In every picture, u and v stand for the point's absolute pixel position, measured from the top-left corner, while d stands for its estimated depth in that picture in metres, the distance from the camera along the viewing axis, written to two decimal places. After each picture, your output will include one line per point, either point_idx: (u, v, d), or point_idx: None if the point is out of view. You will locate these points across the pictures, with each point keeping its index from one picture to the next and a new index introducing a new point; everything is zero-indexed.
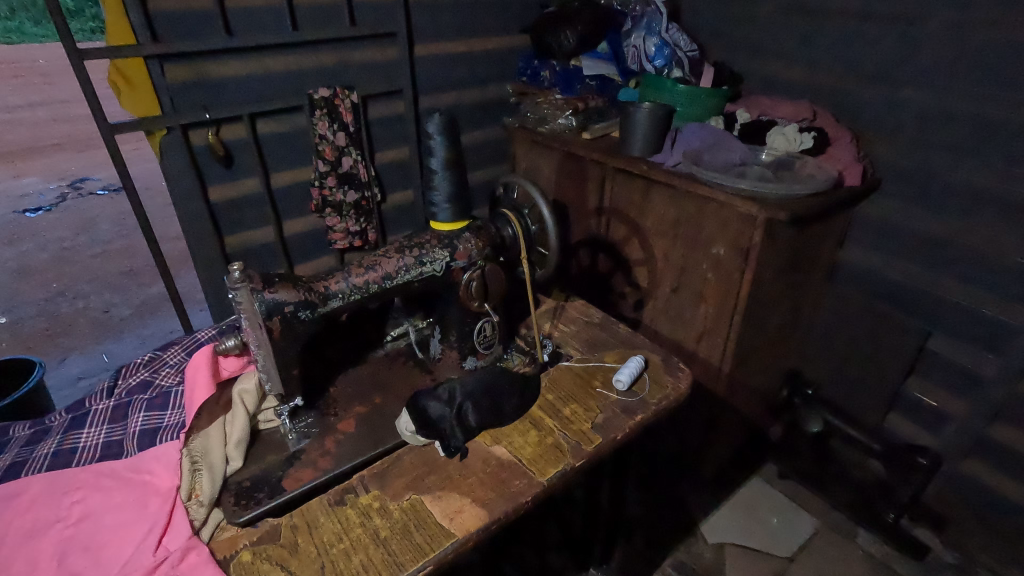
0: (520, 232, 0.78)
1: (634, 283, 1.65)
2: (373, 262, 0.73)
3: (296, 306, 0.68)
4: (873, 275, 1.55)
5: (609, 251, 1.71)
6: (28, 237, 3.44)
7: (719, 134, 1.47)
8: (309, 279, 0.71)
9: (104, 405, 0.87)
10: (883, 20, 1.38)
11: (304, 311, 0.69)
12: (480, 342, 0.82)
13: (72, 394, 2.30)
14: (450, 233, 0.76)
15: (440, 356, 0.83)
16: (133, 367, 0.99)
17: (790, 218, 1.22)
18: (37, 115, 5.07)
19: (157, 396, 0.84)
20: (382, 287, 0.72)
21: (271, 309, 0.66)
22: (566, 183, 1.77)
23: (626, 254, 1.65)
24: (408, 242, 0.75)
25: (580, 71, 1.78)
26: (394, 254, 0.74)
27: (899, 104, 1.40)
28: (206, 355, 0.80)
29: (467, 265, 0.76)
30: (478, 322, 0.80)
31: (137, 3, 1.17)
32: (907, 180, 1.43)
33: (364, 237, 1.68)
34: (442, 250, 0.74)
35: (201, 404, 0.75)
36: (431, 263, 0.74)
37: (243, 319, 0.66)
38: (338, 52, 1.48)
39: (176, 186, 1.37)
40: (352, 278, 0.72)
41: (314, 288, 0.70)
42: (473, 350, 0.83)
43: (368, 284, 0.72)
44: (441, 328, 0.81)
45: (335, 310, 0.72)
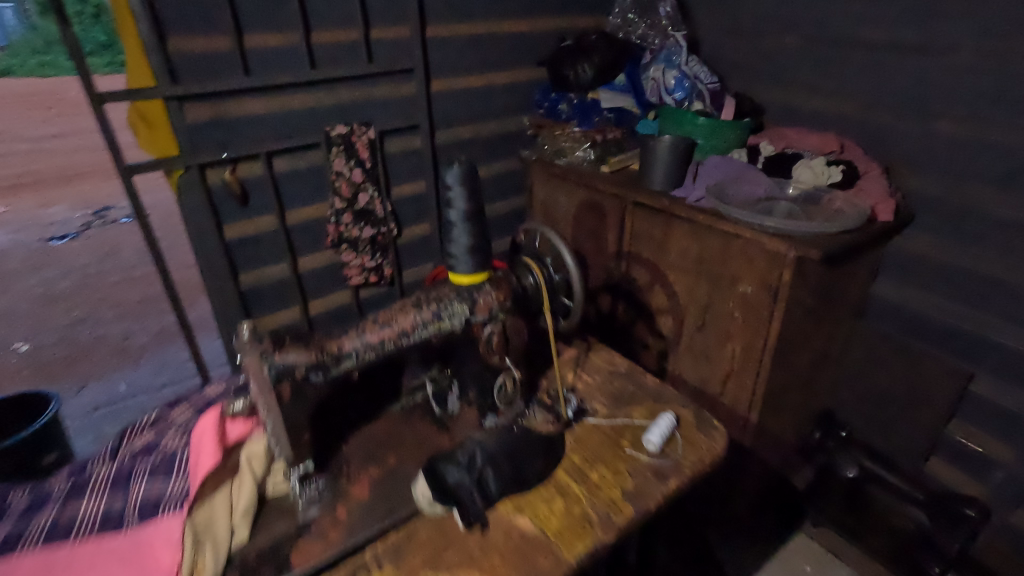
0: (542, 281, 0.74)
1: (658, 332, 1.60)
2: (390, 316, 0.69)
3: (307, 368, 0.64)
4: (908, 312, 1.48)
5: (628, 298, 1.67)
6: (52, 265, 3.49)
7: (742, 168, 1.44)
8: (321, 339, 0.67)
9: (103, 471, 0.82)
10: (912, 51, 1.34)
11: (315, 373, 0.64)
12: (501, 399, 0.76)
13: (88, 423, 2.29)
14: (472, 287, 0.71)
15: (458, 413, 0.79)
16: (138, 426, 0.96)
17: (824, 256, 1.17)
18: (64, 145, 5.22)
19: (161, 460, 0.80)
20: (399, 345, 0.68)
21: (281, 372, 0.62)
22: (589, 225, 1.70)
23: (648, 303, 1.60)
24: (426, 295, 0.71)
25: (597, 103, 1.72)
26: (410, 309, 0.69)
27: (931, 136, 1.35)
28: (211, 419, 0.78)
29: (486, 319, 0.71)
30: (498, 378, 0.75)
31: (157, 46, 1.17)
32: (943, 213, 1.37)
33: (380, 273, 1.67)
34: (462, 303, 0.70)
35: (205, 471, 0.71)
36: (451, 318, 0.69)
37: (250, 383, 0.63)
38: (356, 89, 1.47)
39: (192, 224, 1.36)
40: (367, 336, 0.68)
41: (326, 347, 0.66)
42: (493, 406, 0.77)
43: (382, 343, 0.67)
44: (459, 385, 0.77)
45: (348, 370, 0.67)
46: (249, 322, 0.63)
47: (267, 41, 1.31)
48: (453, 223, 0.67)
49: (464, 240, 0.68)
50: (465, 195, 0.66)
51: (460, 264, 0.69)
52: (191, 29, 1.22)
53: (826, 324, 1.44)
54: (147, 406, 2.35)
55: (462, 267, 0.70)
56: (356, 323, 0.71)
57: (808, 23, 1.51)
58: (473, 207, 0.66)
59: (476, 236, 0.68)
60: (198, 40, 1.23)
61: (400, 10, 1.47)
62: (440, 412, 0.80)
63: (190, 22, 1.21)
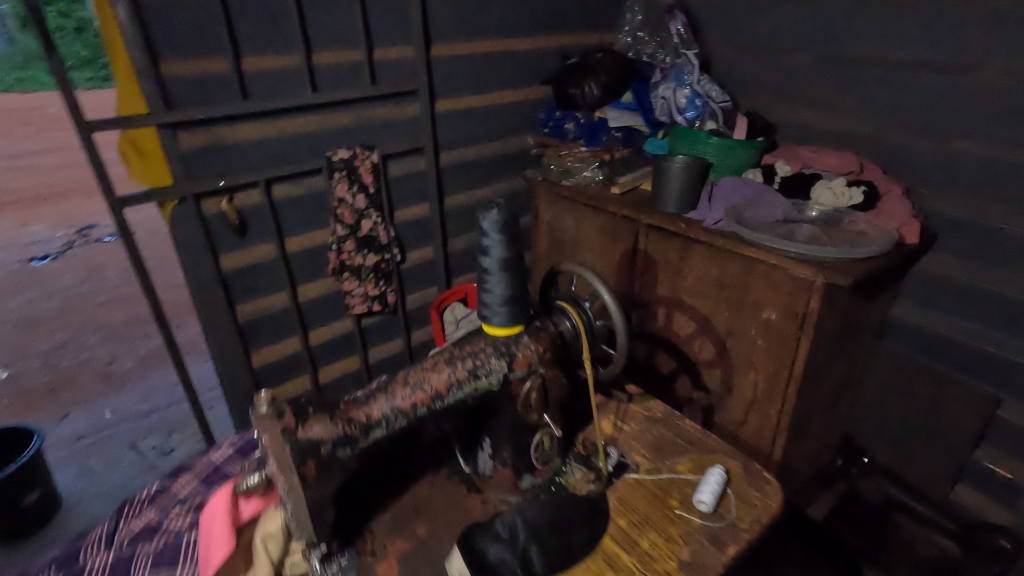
0: (581, 325, 0.70)
1: (704, 385, 1.49)
2: (421, 377, 0.68)
3: (334, 442, 0.64)
4: (930, 335, 1.44)
5: (668, 349, 1.55)
6: (32, 286, 3.36)
7: (759, 189, 1.39)
8: (349, 406, 0.66)
9: (103, 559, 1.00)
10: (930, 69, 1.31)
11: (342, 450, 0.64)
12: (537, 457, 0.72)
13: (70, 454, 2.17)
14: (507, 340, 0.68)
15: (490, 473, 0.72)
16: (138, 504, 1.12)
17: (854, 282, 1.13)
18: (46, 162, 5.09)
19: (167, 547, 0.97)
20: (431, 408, 0.67)
21: (306, 450, 0.62)
22: (631, 269, 1.56)
23: (693, 355, 1.49)
24: (460, 351, 0.69)
25: (605, 122, 1.69)
26: (442, 368, 0.68)
27: (951, 156, 1.32)
28: (223, 498, 0.74)
29: (524, 374, 0.68)
30: (536, 436, 0.71)
31: (150, 71, 1.11)
32: (966, 234, 1.33)
33: (383, 301, 1.60)
34: (499, 360, 0.67)
35: (220, 561, 0.70)
36: (487, 377, 0.67)
37: (272, 463, 0.61)
38: (358, 111, 1.41)
39: (186, 255, 1.28)
40: (397, 402, 0.67)
41: (354, 419, 0.65)
42: (529, 466, 0.72)
43: (413, 408, 0.67)
44: (492, 445, 0.71)
45: (377, 438, 0.67)
46: (268, 394, 0.61)
47: (265, 63, 1.25)
48: (488, 271, 0.63)
49: (500, 290, 0.64)
50: (503, 244, 0.62)
51: (494, 317, 0.66)
52: (186, 51, 1.15)
53: (849, 350, 1.39)
54: (134, 436, 2.24)
55: (495, 318, 0.66)
56: (385, 382, 0.69)
57: (822, 41, 1.48)
58: (510, 257, 0.62)
59: (512, 286, 0.64)
60: (193, 63, 1.16)
61: (403, 29, 1.42)
62: (472, 470, 0.75)
63: (184, 45, 1.14)
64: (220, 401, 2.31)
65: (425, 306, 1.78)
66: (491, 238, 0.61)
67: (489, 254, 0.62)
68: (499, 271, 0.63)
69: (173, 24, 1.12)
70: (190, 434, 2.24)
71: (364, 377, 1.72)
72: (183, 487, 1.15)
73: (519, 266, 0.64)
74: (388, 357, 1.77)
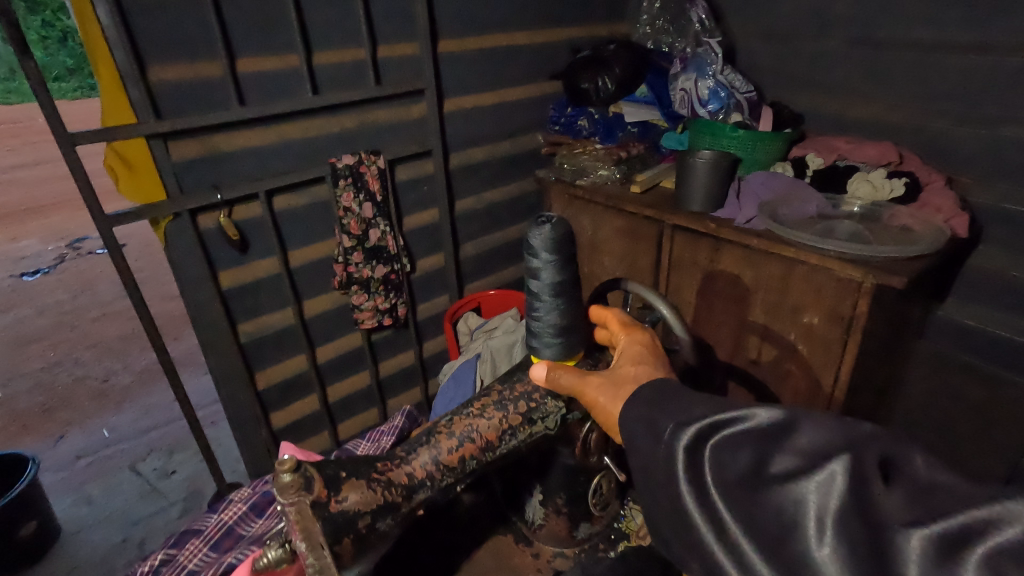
0: None
1: None
2: (467, 427, 0.70)
3: (373, 515, 0.64)
4: (974, 335, 1.37)
5: (730, 378, 1.42)
6: (24, 302, 3.25)
7: (792, 183, 1.30)
8: (387, 470, 0.67)
9: None
10: (974, 50, 1.23)
11: (381, 520, 0.64)
12: (596, 503, 0.83)
13: (68, 477, 2.07)
14: None
15: (543, 522, 0.83)
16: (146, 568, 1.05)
17: (908, 282, 1.04)
18: (34, 174, 4.97)
19: None
20: (482, 459, 0.70)
21: (343, 527, 0.61)
22: (684, 285, 1.42)
23: (759, 379, 1.35)
24: (509, 393, 0.72)
25: (621, 118, 1.59)
26: (491, 415, 0.70)
27: (998, 144, 1.23)
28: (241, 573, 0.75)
29: (582, 414, 0.74)
30: (592, 481, 0.81)
31: (138, 77, 1.01)
32: (1015, 227, 1.25)
33: (394, 314, 1.51)
34: (555, 400, 0.71)
35: None
36: (543, 422, 0.71)
37: (301, 544, 0.59)
38: (361, 114, 1.32)
39: (184, 275, 1.18)
40: (442, 456, 0.69)
41: (394, 483, 0.66)
42: (587, 515, 0.83)
43: (463, 462, 0.69)
44: (544, 490, 0.81)
45: (419, 500, 0.68)
46: (291, 463, 0.59)
47: (262, 66, 1.16)
48: (538, 296, 0.66)
49: (550, 316, 0.66)
50: (556, 266, 0.64)
51: (540, 346, 0.68)
52: (175, 55, 1.05)
53: (894, 354, 1.31)
54: (133, 457, 2.15)
55: (542, 347, 0.68)
56: (422, 438, 0.71)
57: (852, 25, 1.39)
58: (561, 282, 0.65)
59: (561, 313, 0.66)
60: (184, 68, 1.07)
61: (407, 24, 1.33)
62: (519, 517, 0.86)
63: (174, 47, 1.05)
64: (222, 417, 2.21)
65: (437, 317, 1.70)
66: (544, 257, 0.63)
67: (540, 276, 0.65)
68: (549, 295, 0.65)
69: (159, 24, 1.02)
70: (193, 454, 2.14)
71: (376, 394, 1.64)
72: (193, 556, 1.07)
73: (569, 291, 0.66)
74: (400, 372, 1.68)
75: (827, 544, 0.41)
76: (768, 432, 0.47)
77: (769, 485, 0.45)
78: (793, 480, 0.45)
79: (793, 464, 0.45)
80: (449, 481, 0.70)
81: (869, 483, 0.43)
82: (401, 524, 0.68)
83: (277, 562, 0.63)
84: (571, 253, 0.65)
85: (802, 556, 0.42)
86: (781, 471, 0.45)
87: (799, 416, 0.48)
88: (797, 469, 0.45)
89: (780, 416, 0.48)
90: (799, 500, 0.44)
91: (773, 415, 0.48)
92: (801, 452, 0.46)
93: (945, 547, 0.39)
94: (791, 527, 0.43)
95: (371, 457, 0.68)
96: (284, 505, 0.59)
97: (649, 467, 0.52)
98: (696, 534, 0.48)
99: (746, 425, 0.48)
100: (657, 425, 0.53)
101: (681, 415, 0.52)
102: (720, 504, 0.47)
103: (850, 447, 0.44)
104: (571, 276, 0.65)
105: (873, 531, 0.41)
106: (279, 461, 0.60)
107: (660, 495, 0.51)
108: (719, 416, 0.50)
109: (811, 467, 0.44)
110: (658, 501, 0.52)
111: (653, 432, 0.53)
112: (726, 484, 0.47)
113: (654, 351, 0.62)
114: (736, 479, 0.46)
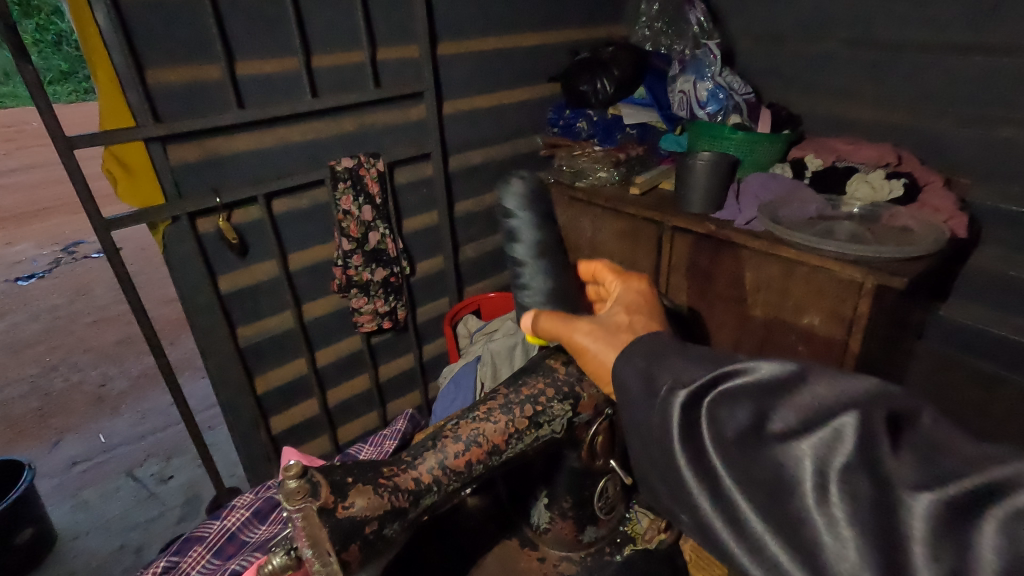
0: None
1: None
2: (473, 431, 0.70)
3: (379, 521, 0.63)
4: (974, 334, 1.37)
5: None
6: (18, 307, 3.22)
7: (791, 185, 1.31)
8: (393, 475, 0.66)
9: None
10: (973, 51, 1.23)
11: (389, 525, 0.64)
12: (601, 507, 0.82)
13: (64, 484, 2.05)
14: (564, 377, 0.72)
15: (548, 528, 0.82)
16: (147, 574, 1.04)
17: (909, 283, 1.05)
18: (27, 178, 4.94)
19: None
20: (488, 463, 0.70)
21: (350, 533, 0.61)
22: (686, 286, 1.42)
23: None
24: (515, 397, 0.71)
25: (620, 120, 1.58)
26: (498, 418, 0.70)
27: (997, 144, 1.24)
28: None
29: (589, 417, 0.74)
30: (598, 484, 0.80)
31: (136, 80, 1.01)
32: (1015, 226, 1.25)
33: (394, 317, 1.50)
34: (561, 405, 0.71)
35: None
36: (549, 426, 0.71)
37: (308, 551, 0.59)
38: (361, 117, 1.32)
39: (182, 279, 1.18)
40: (448, 460, 0.68)
41: (401, 488, 0.65)
42: (593, 519, 0.82)
43: (469, 467, 0.69)
44: (549, 495, 0.81)
45: (426, 505, 0.68)
46: (297, 468, 0.59)
47: (261, 68, 1.15)
48: (522, 261, 0.74)
49: (539, 280, 0.73)
50: (536, 228, 0.74)
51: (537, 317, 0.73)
52: (173, 58, 1.05)
53: (896, 354, 1.31)
54: (130, 462, 2.13)
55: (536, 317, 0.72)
56: (429, 442, 0.71)
57: (849, 26, 1.40)
58: (540, 242, 0.74)
59: (548, 275, 0.73)
60: (183, 70, 1.07)
61: (406, 26, 1.33)
62: (524, 522, 0.85)
63: (172, 50, 1.05)
64: (220, 421, 2.20)
65: (437, 319, 1.69)
66: (523, 222, 0.74)
67: (523, 241, 0.74)
68: (534, 257, 0.73)
69: (158, 28, 1.02)
70: (190, 459, 2.13)
71: (375, 398, 1.63)
72: (195, 562, 1.06)
73: (549, 253, 0.75)
74: (399, 375, 1.67)
75: (824, 505, 0.38)
76: (770, 387, 0.43)
77: (764, 442, 0.42)
78: (792, 439, 0.41)
79: (792, 422, 0.41)
80: (455, 485, 0.69)
81: (878, 442, 0.38)
82: (408, 529, 0.67)
83: (283, 570, 0.62)
84: (547, 217, 0.76)
85: (796, 518, 0.39)
86: (780, 430, 0.42)
87: (811, 371, 0.43)
88: (797, 428, 0.41)
89: (783, 369, 0.43)
90: (799, 459, 0.40)
91: (781, 367, 0.44)
92: (802, 410, 0.41)
93: (958, 512, 0.35)
94: (788, 487, 0.40)
95: (376, 461, 0.68)
96: (291, 511, 0.59)
97: (639, 451, 0.50)
98: (682, 492, 0.46)
99: (742, 379, 0.44)
100: (650, 386, 0.49)
101: (679, 374, 0.48)
102: (715, 464, 0.43)
103: (859, 403, 0.40)
104: (551, 239, 0.75)
105: (874, 492, 0.37)
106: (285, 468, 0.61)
107: (649, 460, 0.49)
108: (721, 370, 0.46)
109: (811, 426, 0.41)
110: (650, 464, 0.49)
111: (646, 391, 0.49)
112: (720, 441, 0.43)
113: (651, 302, 0.60)
114: (729, 437, 0.43)
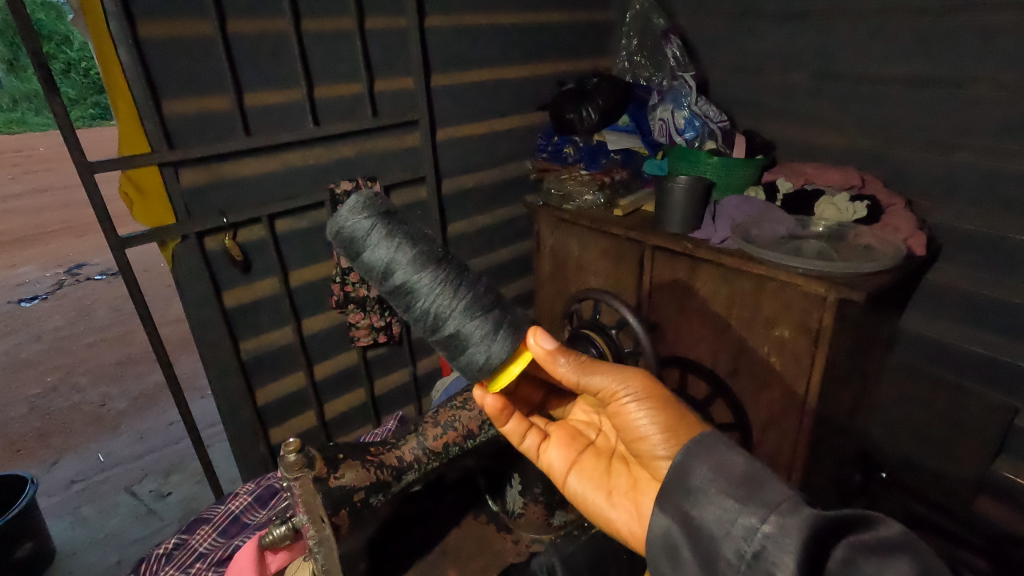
0: (604, 349, 0.91)
1: (748, 419, 1.42)
2: (451, 418, 0.86)
3: (368, 492, 0.77)
4: (938, 345, 1.45)
5: (701, 374, 1.48)
6: (22, 328, 3.29)
7: (763, 206, 1.38)
8: (379, 456, 0.80)
9: None
10: (925, 82, 1.33)
11: (374, 496, 0.78)
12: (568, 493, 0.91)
13: (63, 500, 2.10)
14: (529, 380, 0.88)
15: (522, 510, 0.91)
16: (154, 561, 1.11)
17: (867, 297, 1.12)
18: (31, 203, 5.04)
19: None
20: (462, 446, 0.86)
21: (338, 502, 0.74)
22: (662, 298, 1.50)
23: (731, 381, 1.42)
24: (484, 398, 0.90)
25: (605, 146, 1.69)
26: (470, 408, 0.88)
27: (952, 167, 1.33)
28: (251, 551, 0.87)
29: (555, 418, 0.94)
30: None
31: (152, 110, 1.10)
32: (971, 244, 1.33)
33: (389, 332, 1.56)
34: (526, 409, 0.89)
35: None
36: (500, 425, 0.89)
37: (305, 515, 0.73)
38: (360, 143, 1.41)
39: (188, 295, 1.25)
40: (429, 442, 0.84)
41: (386, 464, 0.80)
42: (561, 505, 0.91)
43: (449, 449, 0.85)
44: (522, 479, 0.91)
45: (408, 481, 0.82)
46: (297, 446, 0.70)
47: (268, 98, 1.25)
48: (419, 270, 0.72)
49: (447, 299, 0.72)
50: (399, 249, 0.72)
51: (477, 344, 0.71)
52: (188, 90, 1.14)
53: (862, 365, 1.39)
54: (129, 479, 2.17)
55: (477, 348, 0.70)
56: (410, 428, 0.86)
57: (815, 59, 1.51)
58: (414, 242, 0.73)
59: (451, 289, 0.72)
60: (194, 101, 1.15)
61: (402, 60, 1.43)
62: (500, 507, 0.95)
63: (186, 84, 1.14)
64: (219, 439, 2.26)
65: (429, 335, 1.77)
66: (387, 249, 0.72)
67: (396, 268, 0.72)
68: (417, 278, 0.72)
69: (176, 63, 1.12)
70: (188, 476, 2.17)
71: (370, 410, 1.69)
72: (202, 540, 1.13)
73: (420, 243, 0.74)
74: (394, 389, 1.74)
75: None
76: (898, 543, 0.52)
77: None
78: None
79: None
80: (435, 465, 0.85)
81: None
82: (391, 501, 0.81)
83: (281, 538, 0.80)
84: (401, 228, 0.74)
85: None
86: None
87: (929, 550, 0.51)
88: None
89: (911, 535, 0.52)
90: None
91: (905, 531, 0.52)
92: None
93: None
94: None
95: (363, 443, 0.82)
96: (291, 480, 0.71)
97: (708, 550, 0.58)
98: None
99: (880, 532, 0.53)
100: (762, 501, 0.57)
101: (791, 498, 0.56)
102: None
103: None
104: (421, 251, 0.73)
105: None
106: (285, 444, 0.71)
107: (728, 560, 0.56)
108: (866, 533, 0.53)
109: None
110: (722, 558, 0.57)
111: (757, 505, 0.57)
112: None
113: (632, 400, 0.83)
114: None
